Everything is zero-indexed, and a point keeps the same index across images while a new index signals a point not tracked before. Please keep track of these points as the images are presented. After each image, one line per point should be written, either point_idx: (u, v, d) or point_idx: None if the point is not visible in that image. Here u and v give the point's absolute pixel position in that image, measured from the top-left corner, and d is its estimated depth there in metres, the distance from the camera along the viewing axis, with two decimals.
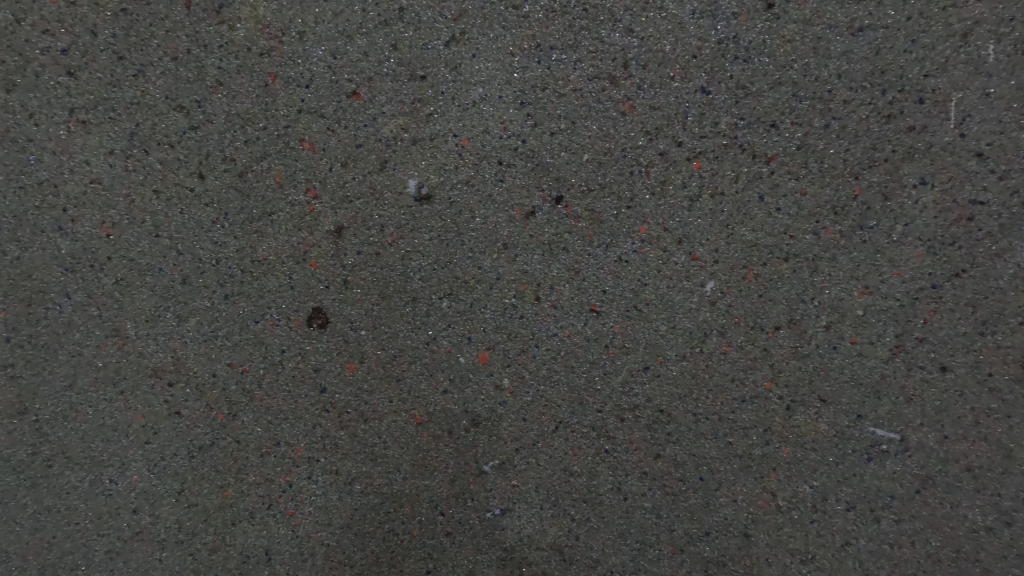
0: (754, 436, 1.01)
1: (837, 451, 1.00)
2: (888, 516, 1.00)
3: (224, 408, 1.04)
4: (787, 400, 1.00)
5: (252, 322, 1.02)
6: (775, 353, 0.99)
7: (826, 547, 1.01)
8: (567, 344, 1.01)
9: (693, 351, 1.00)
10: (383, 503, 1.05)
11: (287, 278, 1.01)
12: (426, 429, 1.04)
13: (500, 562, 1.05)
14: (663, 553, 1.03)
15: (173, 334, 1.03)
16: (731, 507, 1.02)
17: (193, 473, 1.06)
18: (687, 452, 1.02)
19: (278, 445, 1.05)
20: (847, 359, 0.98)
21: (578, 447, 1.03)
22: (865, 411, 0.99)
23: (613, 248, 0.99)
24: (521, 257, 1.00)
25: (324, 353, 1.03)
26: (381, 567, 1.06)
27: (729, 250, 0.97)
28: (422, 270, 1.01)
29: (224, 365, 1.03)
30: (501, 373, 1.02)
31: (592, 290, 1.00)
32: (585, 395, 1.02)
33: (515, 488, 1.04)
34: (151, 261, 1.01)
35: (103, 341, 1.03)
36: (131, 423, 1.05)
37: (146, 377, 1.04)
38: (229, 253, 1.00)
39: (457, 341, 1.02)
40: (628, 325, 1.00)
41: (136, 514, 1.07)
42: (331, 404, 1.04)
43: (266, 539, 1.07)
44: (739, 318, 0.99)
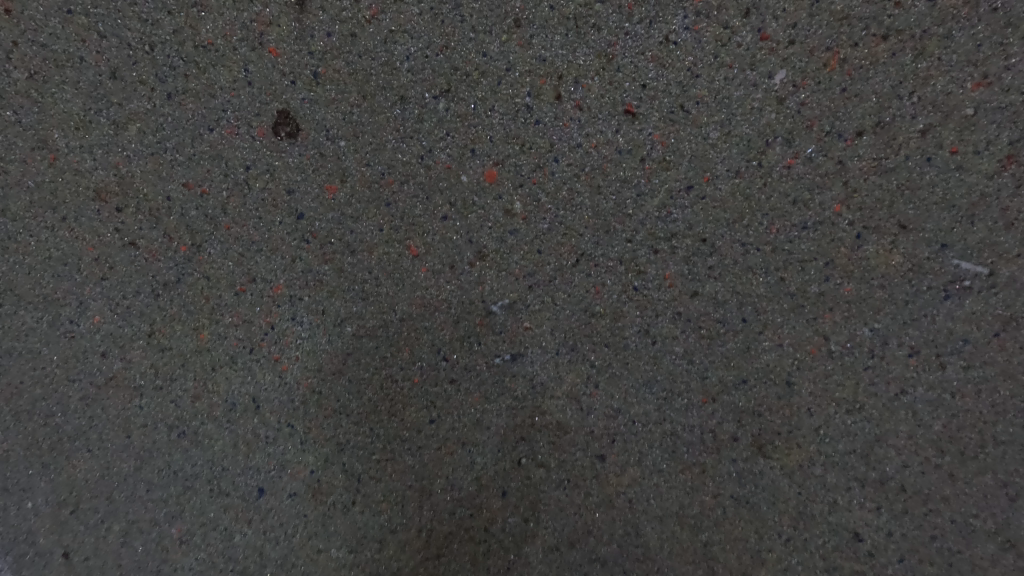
0: (812, 270, 0.85)
1: (909, 288, 0.85)
2: (956, 362, 0.87)
3: (186, 238, 0.89)
4: (858, 226, 0.82)
5: (205, 130, 0.83)
6: (851, 167, 0.80)
7: (878, 396, 0.89)
8: (593, 158, 0.83)
9: (749, 165, 0.81)
10: (379, 348, 0.94)
11: (243, 71, 0.81)
12: (425, 263, 0.89)
13: (511, 411, 0.95)
14: (693, 401, 0.92)
15: (112, 147, 0.84)
16: (775, 352, 0.89)
17: (163, 313, 0.93)
18: (729, 290, 0.87)
19: (254, 282, 0.91)
20: (940, 175, 0.79)
21: (601, 284, 0.88)
22: (951, 240, 0.82)
23: (658, 26, 0.77)
24: (540, 41, 0.79)
25: (297, 170, 0.85)
26: (380, 415, 0.96)
27: (810, 27, 0.76)
28: (412, 61, 0.80)
29: (180, 186, 0.86)
30: (512, 194, 0.85)
31: (628, 86, 0.79)
32: (613, 222, 0.85)
33: (527, 331, 0.91)
34: (67, 47, 0.81)
35: (29, 155, 0.85)
36: (82, 256, 0.90)
37: (89, 201, 0.87)
38: (166, 35, 0.80)
39: (459, 155, 0.83)
40: (670, 131, 0.81)
41: (107, 358, 0.97)
42: (312, 233, 0.88)
43: (252, 385, 0.96)
44: (812, 121, 0.79)
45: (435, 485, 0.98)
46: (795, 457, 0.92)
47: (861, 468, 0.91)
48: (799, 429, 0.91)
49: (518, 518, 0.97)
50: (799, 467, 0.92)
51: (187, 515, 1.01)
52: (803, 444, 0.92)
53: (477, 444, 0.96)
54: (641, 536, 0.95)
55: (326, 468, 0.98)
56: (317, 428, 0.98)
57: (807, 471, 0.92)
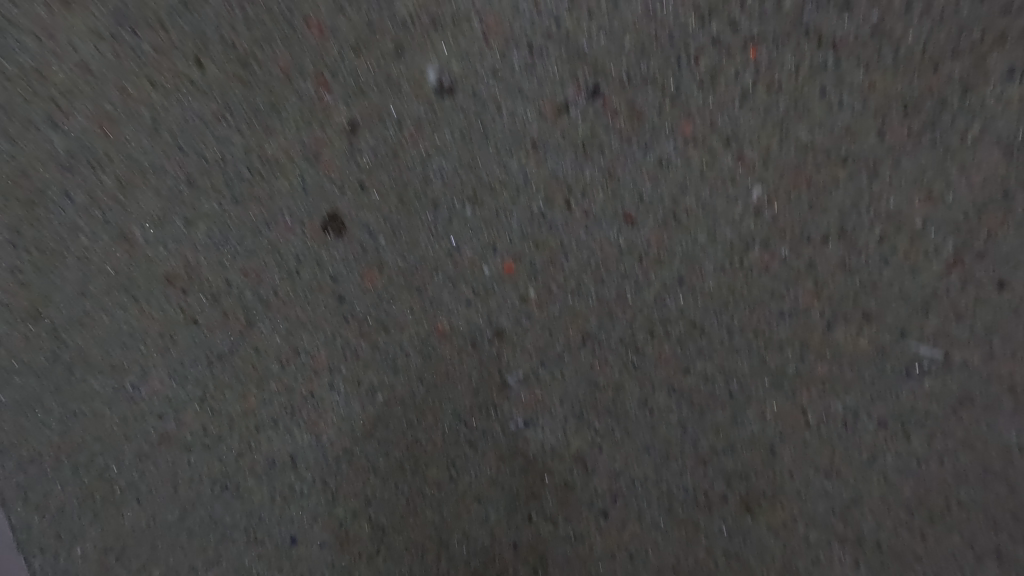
0: (790, 352, 0.97)
1: (875, 368, 0.97)
2: (919, 433, 0.98)
3: (240, 316, 1.01)
4: (828, 315, 0.95)
5: (264, 227, 0.96)
6: (820, 266, 0.93)
7: (852, 463, 1.00)
8: (598, 254, 0.96)
9: (733, 263, 0.94)
10: (407, 413, 1.05)
11: (298, 179, 0.94)
12: (449, 340, 1.01)
13: (523, 471, 1.06)
14: (686, 465, 1.03)
15: (183, 240, 0.98)
16: (759, 422, 1.00)
17: (215, 381, 1.05)
18: (718, 368, 0.99)
19: (298, 355, 1.03)
20: (897, 274, 0.92)
21: (605, 360, 1.00)
22: (909, 328, 0.94)
23: (653, 148, 0.91)
24: (552, 158, 0.92)
25: (341, 261, 0.98)
26: (405, 474, 1.07)
27: (782, 152, 0.89)
28: (443, 172, 0.94)
29: (238, 272, 0.99)
30: (527, 284, 0.98)
31: (628, 196, 0.93)
32: (615, 308, 0.98)
33: (539, 400, 1.03)
34: (153, 159, 0.94)
35: (110, 245, 0.98)
36: (148, 331, 1.03)
37: (159, 284, 1.00)
38: (236, 151, 0.93)
39: (481, 250, 0.96)
40: (664, 233, 0.94)
41: (161, 419, 1.08)
42: (351, 314, 1.00)
43: (291, 445, 1.08)
44: (785, 228, 0.92)
45: (452, 537, 1.08)
46: (778, 517, 1.02)
47: (838, 527, 1.01)
48: (782, 491, 1.02)
49: (528, 568, 1.07)
50: (782, 526, 1.02)
51: (225, 561, 1.12)
52: (786, 505, 1.02)
53: (492, 500, 1.07)
54: None
55: (355, 520, 1.09)
56: (347, 484, 1.08)
57: (790, 529, 1.02)
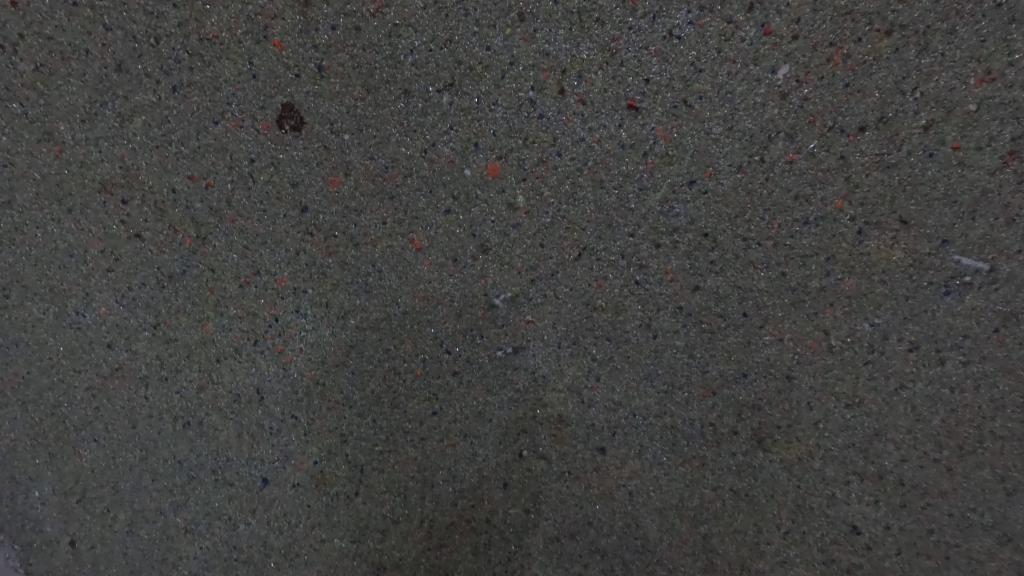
0: (814, 265, 0.85)
1: (910, 283, 0.85)
2: (955, 357, 0.87)
3: (190, 230, 0.89)
4: (860, 222, 0.83)
5: (211, 123, 0.84)
6: (853, 162, 0.80)
7: (878, 391, 0.90)
8: (596, 153, 0.83)
9: (752, 160, 0.81)
10: (382, 340, 0.94)
11: (247, 64, 0.81)
12: (428, 256, 0.90)
13: (513, 404, 0.96)
14: (693, 395, 0.93)
15: (118, 140, 0.85)
16: (776, 347, 0.90)
17: (168, 305, 0.94)
18: (731, 284, 0.87)
19: (259, 275, 0.91)
20: (942, 170, 0.79)
21: (603, 278, 0.89)
22: (952, 236, 0.82)
23: (661, 21, 0.77)
24: (542, 35, 0.79)
25: (301, 163, 0.85)
26: (383, 408, 0.97)
27: (813, 22, 0.76)
28: (415, 54, 0.80)
29: (184, 178, 0.86)
30: (515, 189, 0.85)
31: (631, 81, 0.80)
32: (615, 216, 0.86)
33: (529, 324, 0.92)
34: (73, 40, 0.81)
35: (35, 147, 0.86)
36: (88, 248, 0.91)
37: (95, 193, 0.88)
38: (170, 28, 0.80)
39: (462, 149, 0.84)
40: (673, 126, 0.81)
41: (112, 349, 0.97)
42: (316, 226, 0.88)
43: (256, 377, 0.97)
44: (815, 116, 0.79)
45: (437, 476, 0.99)
46: (794, 451, 0.93)
47: (859, 462, 0.92)
48: (798, 422, 0.92)
49: (519, 509, 0.99)
50: (798, 461, 0.93)
51: (192, 504, 1.03)
52: (802, 438, 0.92)
53: (479, 436, 0.97)
54: (642, 527, 0.97)
55: (330, 459, 1.00)
56: (320, 419, 0.99)
57: (806, 464, 0.93)
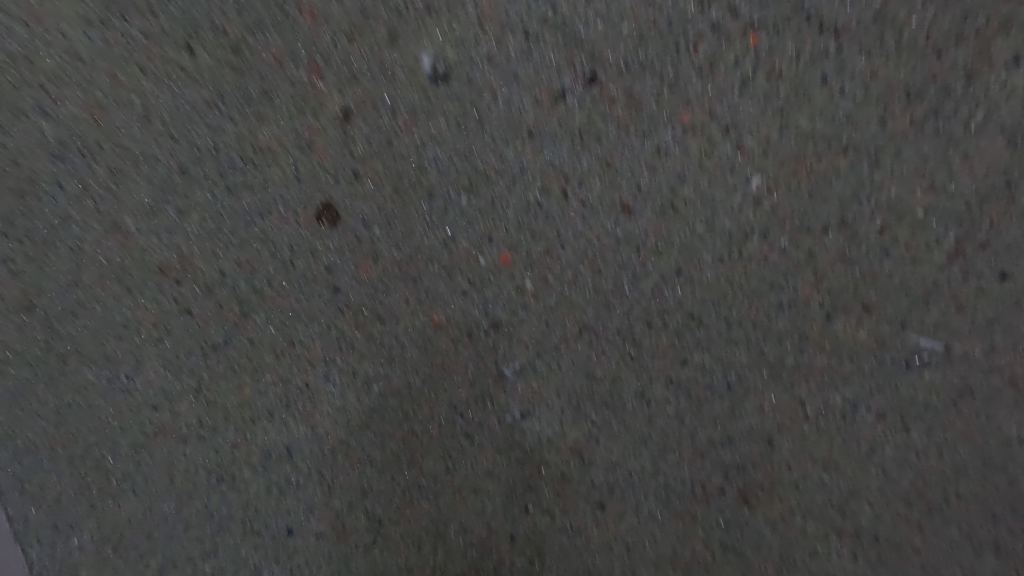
0: (789, 344, 0.96)
1: (875, 360, 0.96)
2: (918, 426, 0.97)
3: (234, 307, 1.01)
4: (828, 307, 0.94)
5: (258, 217, 0.96)
6: (820, 257, 0.91)
7: (850, 456, 0.99)
8: (595, 245, 0.95)
9: (732, 254, 0.93)
10: (402, 405, 1.05)
11: (292, 168, 0.93)
12: (445, 331, 1.01)
13: (520, 463, 1.05)
14: (683, 457, 1.02)
15: (176, 230, 0.97)
16: (757, 415, 1.00)
17: (209, 372, 1.05)
18: (716, 359, 0.98)
19: (293, 346, 1.02)
20: (898, 265, 0.90)
21: (602, 352, 1.00)
22: (910, 321, 0.93)
23: (651, 137, 0.89)
24: (548, 148, 0.91)
25: (336, 251, 0.97)
26: (401, 465, 1.07)
27: (781, 140, 0.88)
28: (438, 161, 0.93)
29: (232, 263, 0.98)
30: (524, 275, 0.97)
31: (625, 186, 0.92)
32: (612, 299, 0.97)
33: (536, 392, 1.03)
34: (144, 148, 0.93)
35: (102, 235, 0.97)
36: (142, 322, 1.02)
37: (152, 275, 0.99)
38: (228, 139, 0.92)
39: (477, 240, 0.95)
40: (662, 224, 0.93)
41: (157, 411, 1.08)
42: (346, 305, 0.99)
43: (286, 437, 1.07)
44: (785, 217, 0.90)
45: (449, 529, 1.08)
46: (776, 509, 1.02)
47: (836, 520, 1.01)
48: (779, 483, 1.01)
49: (525, 560, 1.07)
50: (780, 518, 1.02)
51: (222, 553, 1.12)
52: (783, 497, 1.02)
53: (488, 492, 1.06)
54: None
55: (351, 512, 1.09)
56: (343, 476, 1.08)
57: (788, 522, 1.02)
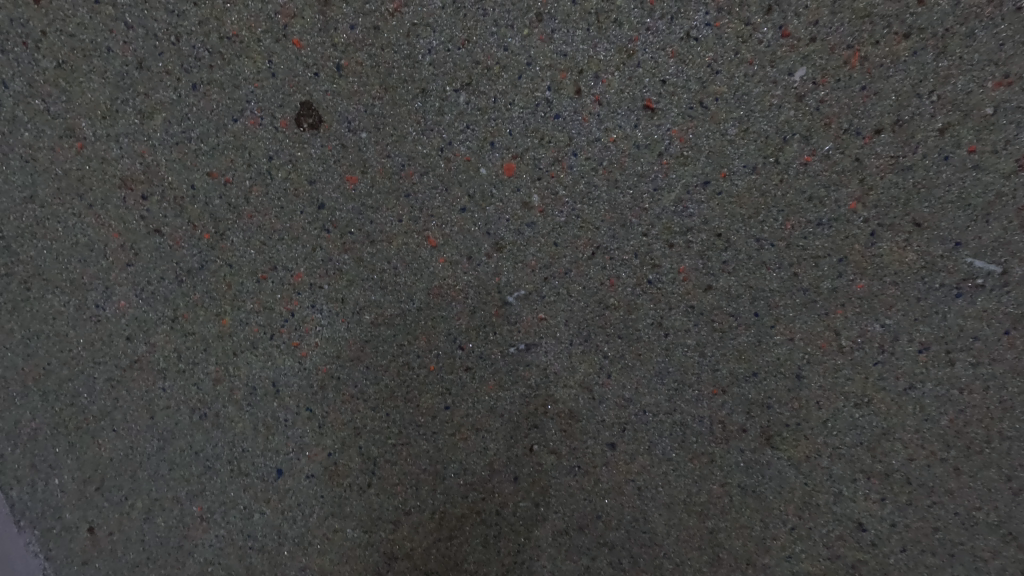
0: (826, 266, 0.86)
1: (922, 285, 0.85)
2: (965, 358, 0.88)
3: (209, 226, 0.91)
4: (873, 223, 0.83)
5: (231, 121, 0.85)
6: (868, 165, 0.80)
7: (886, 392, 0.90)
8: (612, 153, 0.84)
9: (767, 161, 0.82)
10: (396, 335, 0.96)
11: (267, 62, 0.82)
12: (443, 253, 0.91)
13: (524, 399, 0.97)
14: (703, 393, 0.94)
15: (138, 137, 0.86)
16: (786, 346, 0.91)
17: (186, 299, 0.96)
18: (743, 284, 0.88)
19: (276, 270, 0.93)
20: (957, 174, 0.79)
21: (616, 277, 0.90)
22: (965, 239, 0.83)
23: (679, 22, 0.77)
24: (559, 36, 0.79)
25: (319, 160, 0.86)
26: (396, 401, 0.99)
27: (831, 25, 0.76)
28: (433, 53, 0.81)
29: (203, 175, 0.88)
30: (530, 189, 0.86)
31: (647, 81, 0.80)
32: (629, 216, 0.86)
33: (542, 321, 0.94)
34: (96, 38, 0.82)
35: (57, 143, 0.87)
36: (108, 243, 0.93)
37: (115, 189, 0.89)
38: (191, 27, 0.81)
39: (478, 148, 0.84)
40: (688, 127, 0.81)
41: (131, 342, 0.99)
42: (332, 223, 0.89)
43: (271, 370, 0.99)
44: (830, 118, 0.79)
45: (448, 470, 1.01)
46: (802, 449, 0.94)
47: (867, 461, 0.93)
48: (807, 421, 0.93)
49: (529, 502, 1.01)
50: (806, 458, 0.94)
51: (209, 494, 1.05)
52: (811, 436, 0.93)
53: (490, 430, 0.99)
54: (650, 521, 0.99)
55: (343, 451, 1.01)
56: (334, 412, 1.00)
57: (814, 462, 0.94)
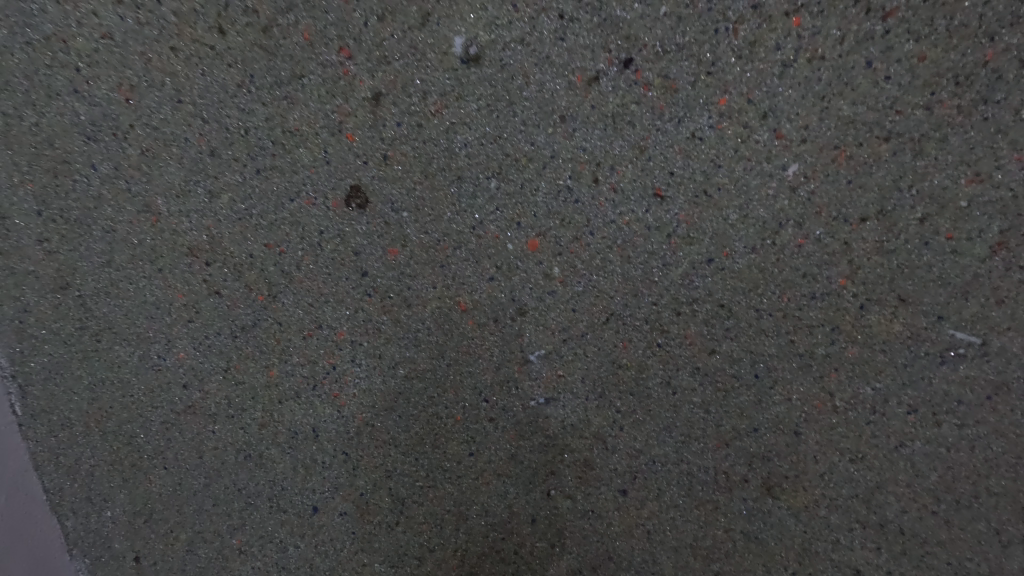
0: (820, 335, 0.95)
1: (909, 353, 0.94)
2: (950, 420, 0.95)
3: (263, 289, 1.01)
4: (861, 298, 0.92)
5: (288, 200, 0.96)
6: (856, 247, 0.89)
7: (878, 449, 0.98)
8: (626, 232, 0.94)
9: (765, 242, 0.91)
10: (427, 388, 1.05)
11: (322, 152, 0.93)
12: (472, 316, 1.01)
13: (543, 448, 1.06)
14: (708, 446, 1.02)
15: (206, 211, 0.98)
16: (784, 406, 0.99)
17: (238, 352, 1.06)
18: (744, 349, 0.97)
19: (321, 329, 1.03)
20: (937, 256, 0.88)
21: (628, 340, 0.99)
22: (947, 313, 0.91)
23: (686, 122, 0.88)
24: (580, 132, 0.90)
25: (363, 234, 0.97)
26: (425, 448, 1.08)
27: (821, 127, 0.85)
28: (468, 144, 0.92)
29: (261, 245, 0.99)
30: (551, 261, 0.96)
31: (657, 172, 0.90)
32: (641, 286, 0.96)
33: (560, 378, 1.03)
34: (175, 129, 0.93)
35: (134, 217, 0.99)
36: (173, 302, 1.04)
37: (183, 256, 1.00)
38: (259, 122, 0.92)
39: (506, 225, 0.95)
40: (694, 211, 0.91)
41: (187, 389, 1.09)
42: (373, 289, 1.00)
43: (313, 417, 1.08)
44: (821, 206, 0.88)
45: (471, 511, 1.09)
46: (800, 500, 1.01)
47: (861, 513, 1.00)
48: (805, 474, 1.01)
49: (546, 543, 1.09)
50: (804, 509, 1.01)
51: (249, 528, 1.14)
52: (808, 488, 1.01)
53: (511, 475, 1.07)
54: (657, 563, 1.06)
55: (375, 491, 1.10)
56: (368, 457, 1.09)
57: (811, 513, 1.01)
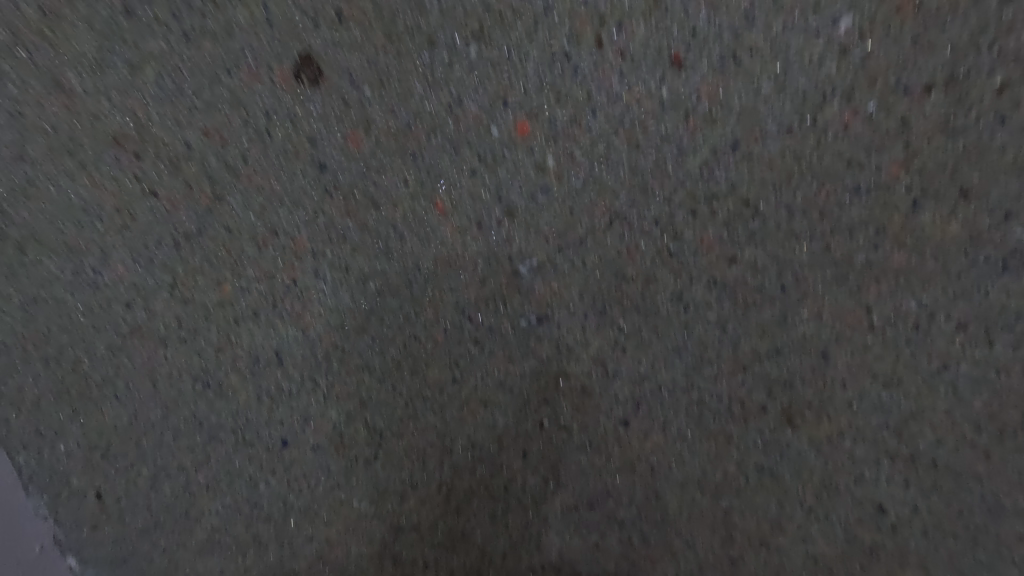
0: (861, 238, 0.80)
1: (965, 258, 0.79)
2: (1004, 338, 0.81)
3: (207, 188, 0.86)
4: (914, 191, 0.77)
5: (225, 75, 0.80)
6: (914, 126, 0.74)
7: (917, 373, 0.84)
8: (635, 111, 0.79)
9: (803, 122, 0.76)
10: (402, 306, 0.92)
11: (261, 8, 0.77)
12: (450, 220, 0.86)
13: (535, 374, 0.94)
14: (722, 371, 0.89)
15: (129, 90, 0.81)
16: (813, 323, 0.85)
17: (184, 265, 0.92)
18: (770, 257, 0.83)
19: (277, 236, 0.89)
20: (1013, 136, 0.73)
21: (635, 247, 0.85)
22: (1016, 209, 0.76)
23: None
24: None
25: (320, 120, 0.82)
26: (403, 374, 0.96)
27: None
28: None
29: (198, 133, 0.83)
30: (545, 150, 0.82)
31: (676, 31, 0.75)
32: (651, 181, 0.81)
33: (555, 293, 0.89)
34: None
35: (44, 98, 0.82)
36: (103, 205, 0.88)
37: (108, 147, 0.85)
38: None
39: (490, 105, 0.80)
40: (717, 82, 0.76)
41: (130, 309, 0.95)
42: (334, 187, 0.85)
43: (274, 338, 0.95)
44: (875, 75, 0.73)
45: (456, 444, 0.98)
46: (823, 431, 0.89)
47: (891, 445, 0.88)
48: (831, 402, 0.88)
49: (538, 478, 0.98)
50: (829, 441, 0.89)
51: (213, 464, 1.03)
52: (834, 417, 0.88)
53: (499, 404, 0.95)
54: (661, 498, 0.96)
55: (349, 423, 0.99)
56: (339, 384, 0.97)
57: (836, 444, 0.89)
